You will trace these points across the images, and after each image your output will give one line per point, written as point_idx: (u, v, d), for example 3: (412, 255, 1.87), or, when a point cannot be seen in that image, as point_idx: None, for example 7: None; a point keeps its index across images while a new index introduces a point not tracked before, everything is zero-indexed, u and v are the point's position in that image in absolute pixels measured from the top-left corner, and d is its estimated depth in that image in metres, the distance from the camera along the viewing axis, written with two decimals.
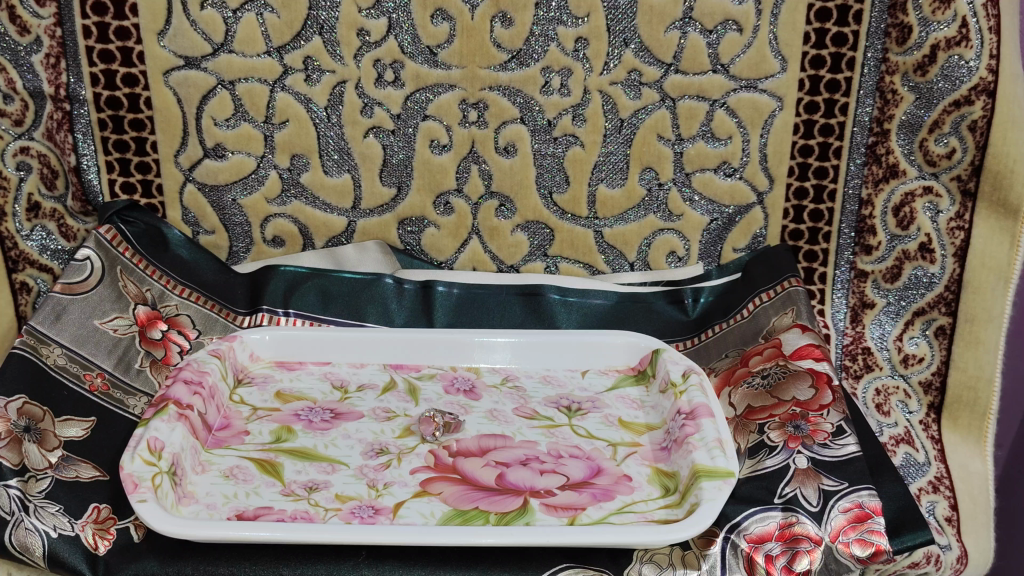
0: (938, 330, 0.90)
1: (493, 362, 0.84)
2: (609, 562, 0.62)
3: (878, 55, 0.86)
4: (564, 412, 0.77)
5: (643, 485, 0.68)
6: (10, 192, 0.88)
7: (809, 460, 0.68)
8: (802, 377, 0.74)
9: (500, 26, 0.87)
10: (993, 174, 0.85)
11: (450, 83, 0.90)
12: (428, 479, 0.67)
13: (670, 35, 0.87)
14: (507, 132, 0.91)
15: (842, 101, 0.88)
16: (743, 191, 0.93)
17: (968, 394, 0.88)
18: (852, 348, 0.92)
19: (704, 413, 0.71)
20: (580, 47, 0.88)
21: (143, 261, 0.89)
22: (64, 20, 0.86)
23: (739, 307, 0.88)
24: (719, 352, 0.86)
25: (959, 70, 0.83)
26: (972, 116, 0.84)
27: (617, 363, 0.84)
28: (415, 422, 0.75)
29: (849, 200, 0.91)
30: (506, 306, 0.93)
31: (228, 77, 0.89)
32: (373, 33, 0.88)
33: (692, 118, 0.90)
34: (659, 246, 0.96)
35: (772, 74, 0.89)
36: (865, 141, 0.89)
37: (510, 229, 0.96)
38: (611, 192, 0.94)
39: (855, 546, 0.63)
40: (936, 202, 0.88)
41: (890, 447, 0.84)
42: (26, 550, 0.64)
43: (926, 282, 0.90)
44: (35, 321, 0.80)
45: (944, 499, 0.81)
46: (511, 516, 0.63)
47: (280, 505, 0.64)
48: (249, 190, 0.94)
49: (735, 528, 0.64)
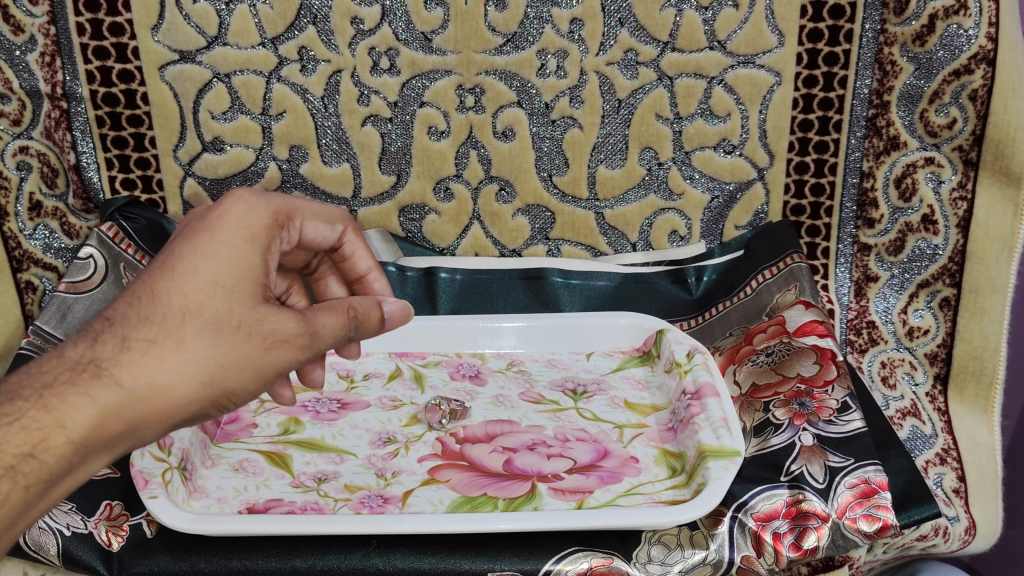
0: (943, 302, 0.90)
1: (499, 347, 0.85)
2: (618, 544, 0.62)
3: (876, 26, 0.85)
4: (569, 396, 0.77)
5: (650, 466, 0.68)
6: (11, 192, 0.88)
7: (814, 436, 0.68)
8: (807, 354, 0.75)
9: (494, 10, 0.87)
10: (994, 143, 0.84)
11: (447, 69, 0.89)
12: (435, 466, 0.68)
13: (665, 13, 0.86)
14: (506, 116, 0.91)
15: (841, 74, 0.88)
16: (744, 168, 0.93)
17: (973, 363, 0.88)
18: (857, 321, 0.92)
19: (710, 392, 0.72)
20: (575, 29, 0.87)
21: (147, 258, 0.89)
22: (57, 19, 0.86)
23: (743, 285, 0.89)
24: (724, 330, 0.86)
25: (958, 39, 0.81)
26: (973, 85, 0.83)
27: (621, 345, 0.85)
28: (422, 410, 0.75)
29: (850, 173, 0.91)
30: (509, 290, 0.93)
31: (224, 69, 0.89)
32: (367, 21, 0.87)
33: (691, 96, 0.90)
34: (661, 226, 0.96)
35: (770, 49, 0.88)
36: (865, 114, 0.88)
37: (510, 214, 0.96)
38: (610, 173, 0.93)
39: (862, 521, 0.63)
40: (938, 172, 0.87)
41: (896, 420, 0.85)
42: (42, 549, 0.66)
43: (930, 253, 0.90)
44: (41, 321, 0.80)
45: (952, 471, 0.82)
46: (520, 501, 0.64)
47: (290, 496, 0.64)
48: (249, 182, 0.94)
49: (741, 507, 0.64)
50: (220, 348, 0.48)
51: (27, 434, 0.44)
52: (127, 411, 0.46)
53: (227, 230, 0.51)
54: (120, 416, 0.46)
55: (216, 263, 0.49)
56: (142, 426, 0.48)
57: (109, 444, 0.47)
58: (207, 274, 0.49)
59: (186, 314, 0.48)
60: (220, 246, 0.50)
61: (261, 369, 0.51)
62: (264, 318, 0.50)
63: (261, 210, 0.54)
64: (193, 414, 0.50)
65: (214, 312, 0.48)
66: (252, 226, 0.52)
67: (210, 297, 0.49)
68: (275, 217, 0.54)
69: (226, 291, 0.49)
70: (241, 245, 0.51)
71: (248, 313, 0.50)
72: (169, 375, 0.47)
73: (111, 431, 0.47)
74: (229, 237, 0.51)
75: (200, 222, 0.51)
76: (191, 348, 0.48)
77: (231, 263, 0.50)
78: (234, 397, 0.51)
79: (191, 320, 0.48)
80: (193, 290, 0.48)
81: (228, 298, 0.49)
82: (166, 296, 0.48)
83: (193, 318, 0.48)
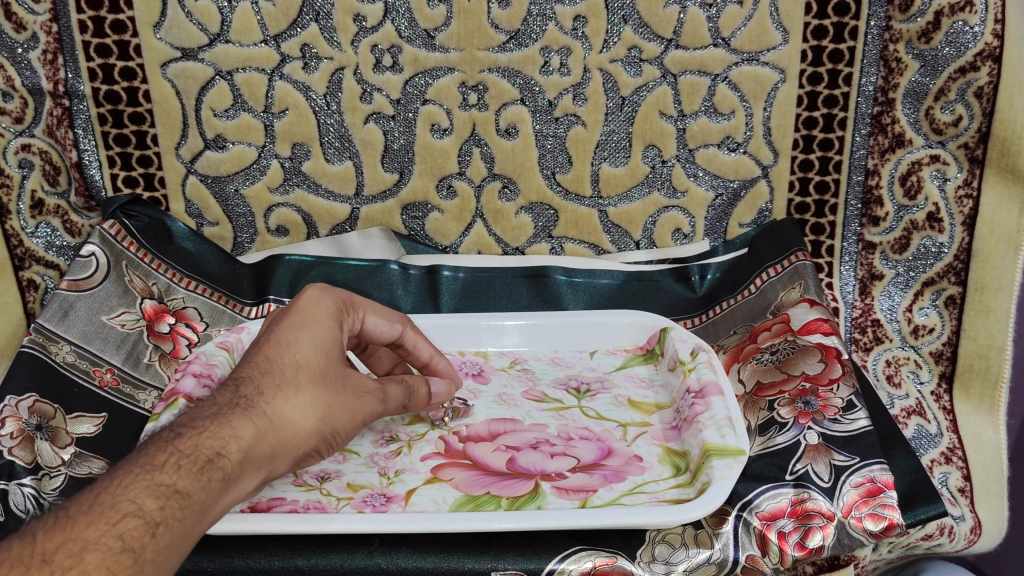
0: (948, 300, 0.89)
1: (503, 345, 0.84)
2: (622, 543, 0.62)
3: (881, 23, 0.84)
4: (573, 394, 0.77)
5: (654, 465, 0.68)
6: (13, 190, 0.87)
7: (819, 435, 0.68)
8: (812, 352, 0.74)
9: (498, 7, 0.86)
10: (1000, 140, 0.83)
11: (449, 66, 0.89)
12: (438, 465, 0.68)
13: (669, 10, 0.86)
14: (508, 113, 0.91)
15: (845, 72, 0.87)
16: (748, 166, 0.93)
17: (978, 362, 0.88)
18: (862, 320, 0.92)
19: (714, 391, 0.71)
20: (579, 25, 0.87)
21: (149, 255, 0.89)
22: (59, 16, 0.86)
23: (747, 283, 0.88)
24: (728, 329, 0.86)
25: (963, 36, 0.81)
26: (978, 83, 0.82)
27: (625, 342, 0.84)
28: (424, 408, 0.75)
29: (855, 171, 0.90)
30: (512, 288, 0.93)
31: (226, 66, 0.89)
32: (369, 18, 0.87)
33: (695, 93, 0.89)
34: (664, 224, 0.96)
35: (775, 46, 0.87)
36: (870, 111, 0.88)
37: (513, 211, 0.96)
38: (614, 170, 0.93)
39: (868, 521, 0.62)
40: (943, 169, 0.87)
41: (901, 419, 0.85)
42: None
43: (935, 251, 0.89)
44: (42, 319, 0.80)
45: (957, 470, 0.81)
46: (523, 500, 0.63)
47: (293, 495, 0.64)
48: (251, 180, 0.94)
49: (747, 506, 0.63)
50: (330, 386, 0.54)
51: (210, 434, 0.47)
52: (271, 436, 0.50)
53: (312, 310, 0.57)
54: (268, 437, 0.50)
55: (312, 331, 0.56)
56: (278, 454, 0.51)
57: (260, 464, 0.50)
58: (309, 341, 0.55)
59: (299, 369, 0.53)
60: (312, 320, 0.56)
61: (355, 414, 0.58)
62: (351, 374, 0.57)
63: (332, 297, 0.60)
64: (304, 452, 0.54)
65: (318, 370, 0.54)
66: (327, 308, 0.59)
67: (314, 357, 0.54)
68: (342, 302, 0.61)
69: (325, 353, 0.55)
70: (327, 319, 0.58)
71: (342, 372, 0.56)
72: (296, 410, 0.52)
73: (262, 453, 0.49)
74: (319, 317, 0.57)
75: (290, 309, 0.57)
76: (311, 389, 0.53)
77: (323, 331, 0.56)
78: (334, 438, 0.56)
79: (305, 368, 0.53)
80: (299, 352, 0.54)
81: (328, 356, 0.55)
82: (279, 358, 0.53)
83: (305, 370, 0.53)
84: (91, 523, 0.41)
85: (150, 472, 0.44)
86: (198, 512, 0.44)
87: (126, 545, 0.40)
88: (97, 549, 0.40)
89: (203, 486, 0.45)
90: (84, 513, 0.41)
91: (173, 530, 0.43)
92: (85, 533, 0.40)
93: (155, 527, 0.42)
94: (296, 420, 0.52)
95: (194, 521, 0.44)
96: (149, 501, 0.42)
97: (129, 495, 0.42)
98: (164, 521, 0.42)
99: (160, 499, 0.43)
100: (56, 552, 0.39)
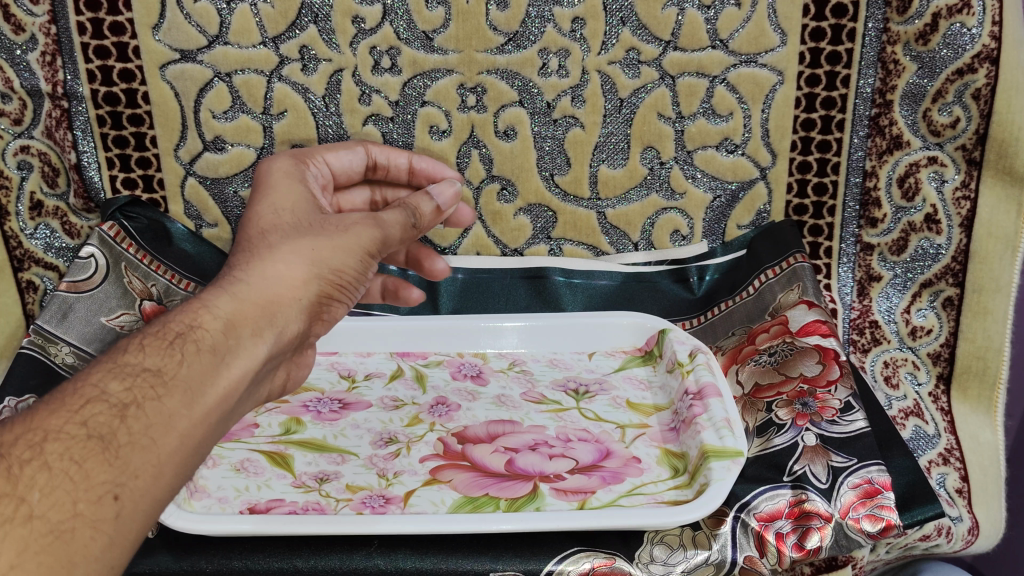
0: (946, 301, 0.90)
1: (502, 347, 0.84)
2: (621, 545, 0.62)
3: (879, 25, 0.85)
4: (571, 396, 0.77)
5: (653, 466, 0.68)
6: (12, 191, 0.89)
7: (817, 436, 0.67)
8: (809, 354, 0.74)
9: (496, 9, 0.86)
10: (998, 142, 0.84)
11: (448, 68, 0.89)
12: (437, 467, 0.68)
13: (667, 12, 0.86)
14: (507, 115, 0.91)
15: (843, 73, 0.87)
16: (746, 167, 0.93)
17: (976, 363, 0.88)
18: (859, 321, 0.92)
19: (712, 392, 0.72)
20: (577, 27, 0.87)
21: (148, 257, 0.89)
22: (58, 17, 0.86)
23: (745, 284, 0.89)
24: (726, 330, 0.87)
25: (962, 37, 0.81)
26: (976, 84, 0.83)
27: (624, 344, 0.85)
28: (424, 410, 0.75)
29: (853, 172, 0.90)
30: (510, 290, 0.95)
31: (225, 68, 0.88)
32: (368, 20, 0.87)
33: (693, 95, 0.90)
34: (662, 226, 0.96)
35: (773, 48, 0.87)
36: (868, 113, 0.88)
37: (512, 213, 0.95)
38: (612, 172, 0.93)
39: (866, 522, 0.63)
40: (941, 171, 0.87)
41: (898, 420, 0.85)
42: None
43: (933, 253, 0.89)
44: (42, 320, 0.81)
45: (955, 470, 0.82)
46: (522, 502, 0.63)
47: (292, 497, 0.64)
48: (251, 181, 0.94)
49: (745, 507, 0.64)
50: (308, 238, 0.57)
51: (181, 317, 0.50)
52: (247, 304, 0.53)
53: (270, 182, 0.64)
54: (247, 302, 0.53)
55: (274, 199, 0.62)
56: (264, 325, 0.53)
57: (253, 333, 0.52)
58: (268, 207, 0.61)
59: (266, 231, 0.58)
60: (278, 188, 0.64)
61: (350, 246, 0.59)
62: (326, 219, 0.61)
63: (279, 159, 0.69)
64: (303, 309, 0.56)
65: (287, 224, 0.59)
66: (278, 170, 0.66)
67: (281, 217, 0.60)
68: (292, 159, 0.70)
69: (289, 210, 0.61)
70: (284, 179, 0.65)
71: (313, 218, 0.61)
72: (278, 266, 0.55)
73: (250, 319, 0.52)
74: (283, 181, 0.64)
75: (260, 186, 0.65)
76: (287, 247, 0.56)
77: (285, 197, 0.62)
78: (341, 281, 0.58)
79: (273, 231, 0.58)
80: (266, 219, 0.59)
81: (295, 214, 0.60)
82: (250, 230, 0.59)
83: (272, 232, 0.58)
84: (54, 412, 0.44)
85: (115, 362, 0.47)
86: (179, 387, 0.47)
87: (91, 430, 0.43)
88: (61, 438, 0.43)
89: (177, 364, 0.48)
90: (48, 406, 0.44)
91: (145, 408, 0.45)
92: (48, 424, 0.43)
93: (126, 411, 0.45)
94: (274, 276, 0.54)
95: (177, 398, 0.47)
96: (114, 385, 0.46)
97: (97, 382, 0.46)
98: (134, 403, 0.45)
99: (126, 382, 0.46)
100: (17, 442, 0.42)
